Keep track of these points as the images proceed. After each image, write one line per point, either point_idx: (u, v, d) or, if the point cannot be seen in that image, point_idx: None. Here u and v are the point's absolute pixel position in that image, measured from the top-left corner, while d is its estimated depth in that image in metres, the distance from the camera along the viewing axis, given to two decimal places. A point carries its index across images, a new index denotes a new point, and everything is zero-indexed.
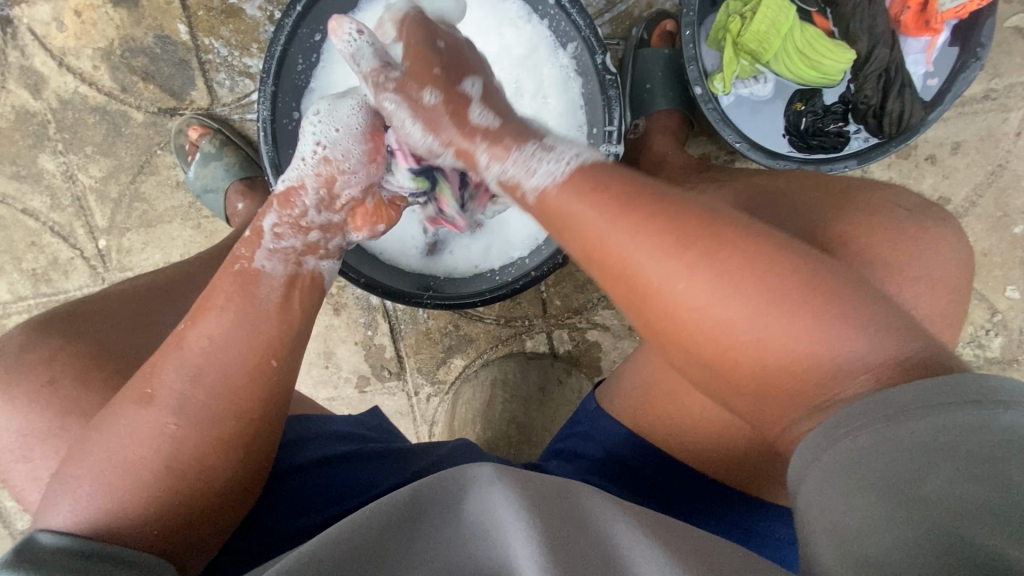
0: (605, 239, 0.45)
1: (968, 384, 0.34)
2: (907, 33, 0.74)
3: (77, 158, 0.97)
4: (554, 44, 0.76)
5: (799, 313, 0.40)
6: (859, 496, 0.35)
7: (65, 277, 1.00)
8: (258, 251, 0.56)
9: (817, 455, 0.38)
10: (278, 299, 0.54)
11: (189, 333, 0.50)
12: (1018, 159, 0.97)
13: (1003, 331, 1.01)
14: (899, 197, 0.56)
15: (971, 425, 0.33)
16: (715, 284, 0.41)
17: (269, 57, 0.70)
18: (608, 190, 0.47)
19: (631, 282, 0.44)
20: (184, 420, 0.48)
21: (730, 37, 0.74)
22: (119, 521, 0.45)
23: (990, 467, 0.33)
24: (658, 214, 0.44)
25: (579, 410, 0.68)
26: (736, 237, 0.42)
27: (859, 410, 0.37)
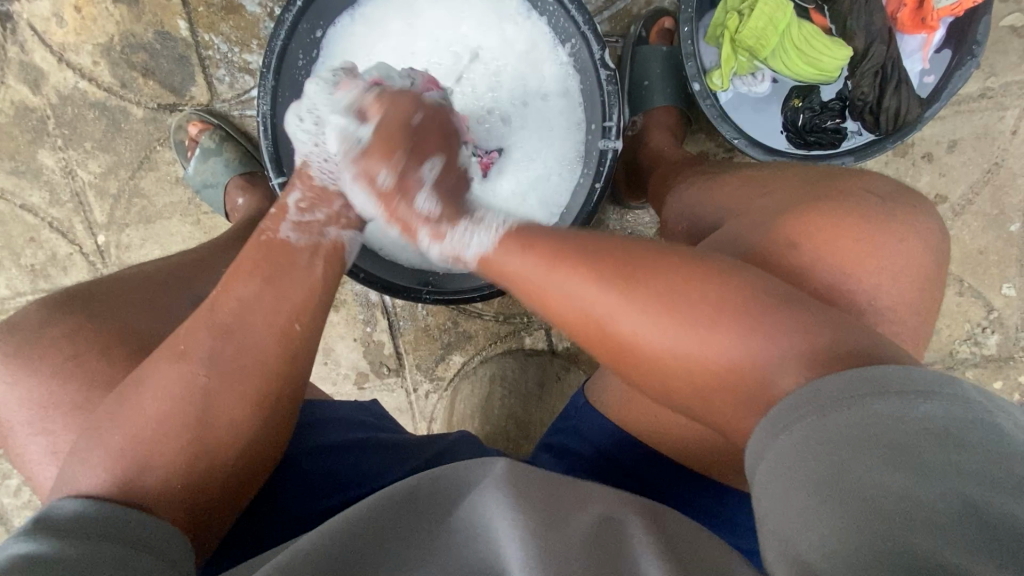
0: (538, 288, 0.49)
1: (899, 377, 0.37)
2: (903, 30, 0.74)
3: (77, 153, 0.97)
4: (553, 41, 0.76)
5: (721, 324, 0.43)
6: (795, 497, 0.36)
7: (64, 272, 1.00)
8: (282, 223, 0.57)
9: (761, 457, 0.40)
10: (308, 266, 0.55)
11: (220, 295, 0.51)
12: (1014, 157, 0.97)
13: (999, 328, 1.01)
14: (875, 184, 0.57)
15: (893, 415, 0.35)
16: (645, 310, 0.44)
17: (269, 52, 0.70)
18: (539, 244, 0.50)
19: (575, 324, 0.48)
20: (215, 374, 0.48)
21: (728, 34, 0.75)
22: (145, 475, 0.45)
23: (917, 456, 0.34)
24: (590, 252, 0.48)
25: (577, 404, 0.69)
26: (659, 260, 0.46)
27: (794, 404, 0.39)
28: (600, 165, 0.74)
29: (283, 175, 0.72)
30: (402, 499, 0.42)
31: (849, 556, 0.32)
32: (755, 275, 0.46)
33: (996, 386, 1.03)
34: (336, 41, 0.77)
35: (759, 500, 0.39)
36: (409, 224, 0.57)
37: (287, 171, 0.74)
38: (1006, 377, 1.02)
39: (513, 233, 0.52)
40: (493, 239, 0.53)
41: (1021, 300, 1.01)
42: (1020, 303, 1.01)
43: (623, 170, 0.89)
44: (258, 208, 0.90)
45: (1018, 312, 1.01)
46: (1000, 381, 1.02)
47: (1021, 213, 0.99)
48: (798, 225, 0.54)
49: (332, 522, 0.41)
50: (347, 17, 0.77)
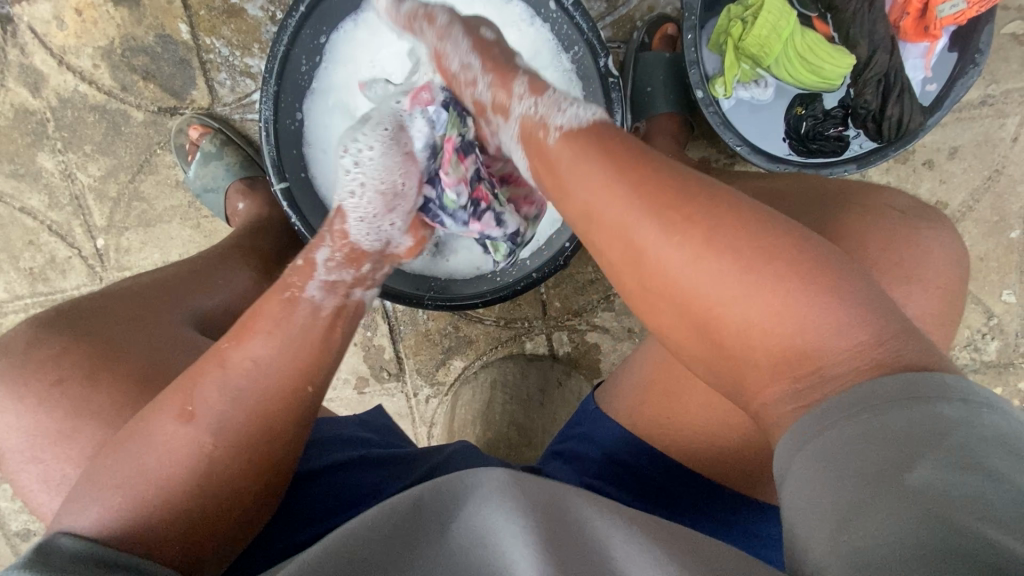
0: (594, 204, 0.48)
1: (952, 386, 0.36)
2: (906, 38, 0.74)
3: (76, 156, 0.97)
4: (556, 48, 0.76)
5: (783, 291, 0.40)
6: (844, 485, 0.34)
7: (63, 276, 0.99)
8: (310, 282, 0.55)
9: (800, 447, 0.38)
10: (319, 329, 0.53)
11: (233, 353, 0.49)
12: (1014, 164, 0.98)
13: (999, 334, 1.02)
14: (895, 200, 0.57)
15: (956, 417, 0.34)
16: (696, 250, 0.42)
17: (272, 57, 0.70)
18: (616, 162, 0.48)
19: (624, 258, 0.46)
20: (221, 440, 0.47)
21: (732, 42, 0.75)
22: (146, 536, 0.44)
23: (974, 455, 0.33)
24: (652, 175, 0.47)
25: (580, 412, 0.68)
26: (738, 213, 0.44)
27: (847, 398, 0.38)
28: None
29: (285, 181, 0.72)
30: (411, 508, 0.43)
31: (908, 539, 0.30)
32: (823, 241, 0.43)
33: (996, 392, 1.03)
34: (339, 47, 0.77)
35: (794, 499, 0.37)
36: (501, 97, 0.60)
37: (290, 176, 0.74)
38: (1005, 383, 1.02)
39: (598, 126, 0.53)
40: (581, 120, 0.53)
41: (1021, 307, 1.01)
42: (1020, 309, 1.01)
43: None
44: (259, 212, 0.90)
45: (1017, 318, 1.01)
46: (1000, 387, 1.03)
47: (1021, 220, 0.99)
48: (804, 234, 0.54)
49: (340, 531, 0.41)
50: (350, 23, 0.77)
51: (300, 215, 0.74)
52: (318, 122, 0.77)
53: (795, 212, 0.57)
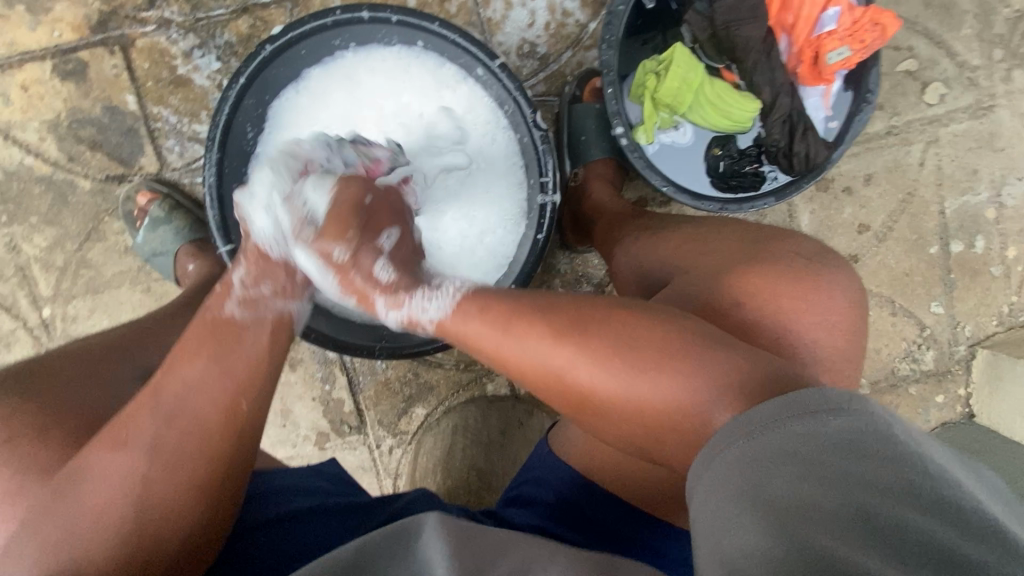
0: (500, 353, 0.50)
1: (818, 397, 0.39)
2: (804, 82, 0.82)
3: (21, 228, 0.96)
4: (491, 105, 0.81)
5: (668, 373, 0.46)
6: (722, 505, 0.38)
7: (7, 349, 0.97)
8: (228, 300, 0.56)
9: (699, 475, 0.41)
10: (264, 337, 0.55)
11: (165, 380, 0.51)
12: (924, 186, 1.06)
13: (933, 344, 1.08)
14: (801, 245, 0.60)
15: (813, 432, 0.38)
16: (590, 359, 0.47)
17: (214, 126, 0.72)
18: (491, 310, 0.52)
19: (537, 380, 0.50)
20: (153, 462, 0.47)
21: (648, 93, 0.81)
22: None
23: (825, 466, 0.36)
24: (537, 307, 0.51)
25: (534, 454, 0.68)
26: (609, 315, 0.49)
27: (727, 431, 0.42)
28: (541, 218, 0.78)
29: (231, 243, 0.74)
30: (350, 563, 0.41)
31: (770, 555, 0.34)
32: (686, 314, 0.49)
33: (939, 400, 1.08)
34: (281, 113, 0.80)
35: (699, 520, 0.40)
36: (365, 292, 0.58)
37: (235, 238, 0.75)
38: (945, 390, 1.08)
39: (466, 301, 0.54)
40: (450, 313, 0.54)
41: (948, 317, 1.07)
42: (949, 319, 1.08)
43: (568, 217, 0.93)
44: (210, 273, 0.90)
45: (947, 328, 1.08)
46: (941, 395, 1.08)
47: (937, 237, 1.07)
48: (732, 271, 0.57)
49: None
50: (292, 90, 0.80)
51: None
52: None
53: (726, 255, 0.60)
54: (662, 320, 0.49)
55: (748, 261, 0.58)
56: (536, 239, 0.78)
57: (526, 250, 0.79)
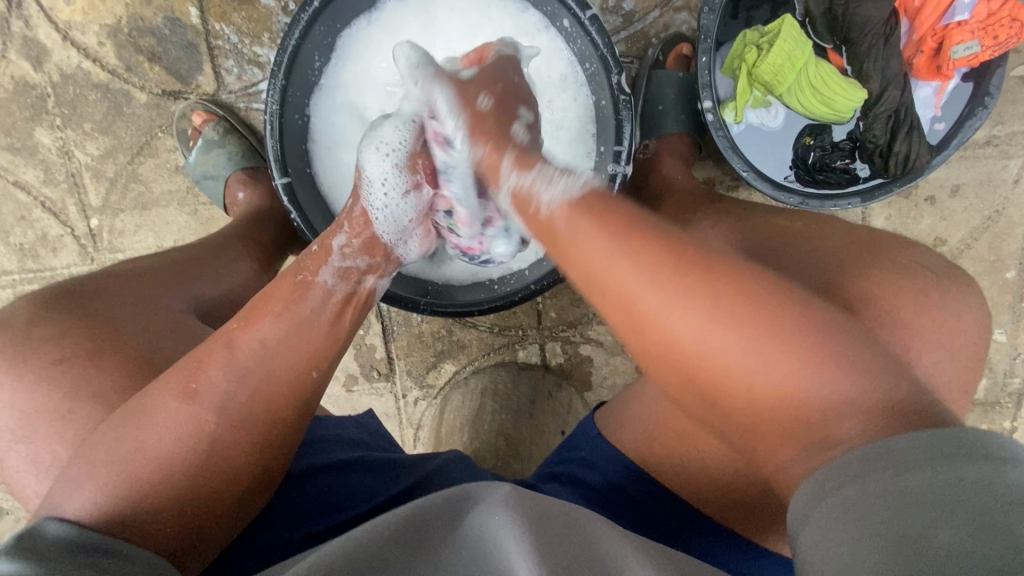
0: (595, 266, 0.46)
1: (982, 445, 0.34)
2: (918, 75, 0.75)
3: (75, 134, 0.95)
4: (570, 61, 0.76)
5: (802, 361, 0.40)
6: (853, 543, 0.33)
7: (54, 253, 0.98)
8: (325, 268, 0.57)
9: (823, 508, 0.37)
10: (331, 313, 0.54)
11: (239, 334, 0.50)
12: (1014, 206, 0.98)
13: (988, 372, 1.02)
14: (921, 257, 0.56)
15: (977, 480, 0.32)
16: (708, 310, 0.42)
17: (282, 50, 0.69)
18: (607, 216, 0.47)
19: (637, 331, 0.45)
20: (227, 420, 0.47)
21: (746, 67, 0.75)
22: (136, 515, 0.43)
23: (992, 519, 0.30)
24: (649, 233, 0.45)
25: (577, 432, 0.66)
26: (743, 275, 0.43)
27: (861, 464, 0.37)
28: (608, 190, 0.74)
29: (287, 175, 0.72)
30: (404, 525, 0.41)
31: None
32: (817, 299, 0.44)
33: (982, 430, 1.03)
34: (350, 44, 0.76)
35: (810, 558, 0.36)
36: (500, 143, 0.57)
37: (292, 171, 0.73)
38: (990, 421, 1.03)
39: (589, 194, 0.50)
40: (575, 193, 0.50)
41: (1011, 347, 1.01)
42: (1011, 349, 1.01)
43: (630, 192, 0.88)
44: (259, 204, 0.89)
45: (1008, 358, 1.01)
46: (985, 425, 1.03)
47: (1017, 262, 0.99)
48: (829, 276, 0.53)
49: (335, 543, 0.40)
50: (363, 21, 0.76)
51: (300, 210, 0.73)
52: (323, 119, 0.77)
53: (819, 257, 0.56)
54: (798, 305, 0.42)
55: (847, 269, 0.53)
56: None
57: None
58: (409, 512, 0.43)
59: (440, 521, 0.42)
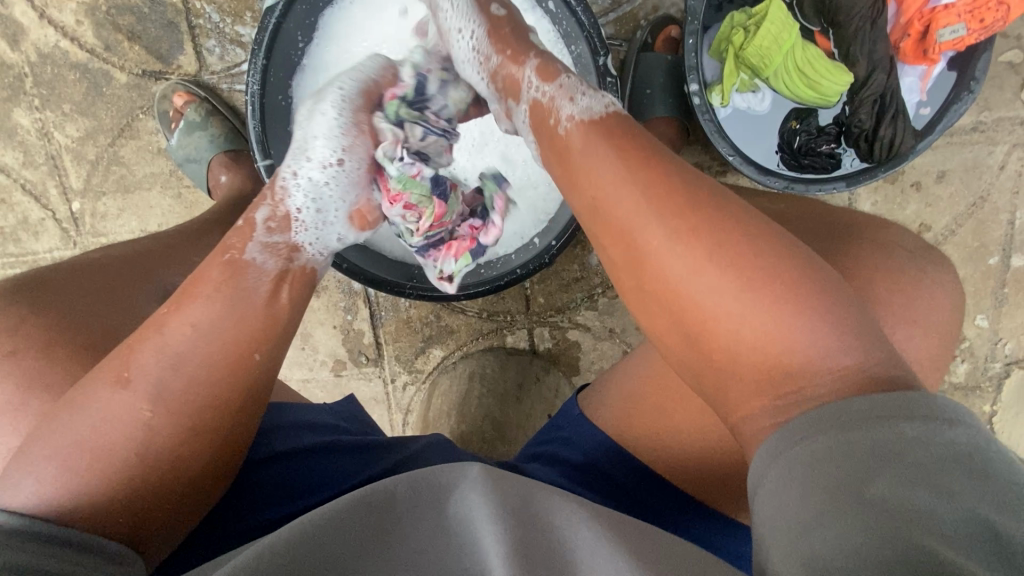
0: (601, 198, 0.45)
1: (918, 402, 0.36)
2: (905, 60, 0.75)
3: (54, 115, 0.93)
4: (556, 41, 0.74)
5: (780, 300, 0.40)
6: (801, 497, 0.34)
7: (35, 238, 0.96)
8: (251, 243, 0.53)
9: (769, 465, 0.37)
10: (267, 294, 0.52)
11: (171, 319, 0.48)
12: (999, 191, 0.99)
13: (970, 357, 1.03)
14: (897, 236, 0.56)
15: (913, 436, 0.34)
16: (705, 260, 0.41)
17: (262, 30, 0.68)
18: (624, 141, 0.46)
19: (637, 271, 0.44)
20: (161, 408, 0.46)
21: (732, 50, 0.75)
22: (80, 502, 0.44)
23: (932, 472, 0.32)
24: (677, 182, 0.44)
25: (562, 413, 0.67)
26: (748, 228, 0.42)
27: (815, 418, 0.38)
28: None
29: (269, 157, 0.71)
30: (378, 505, 0.42)
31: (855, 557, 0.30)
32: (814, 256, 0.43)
33: None
34: (332, 23, 0.75)
35: (764, 516, 0.36)
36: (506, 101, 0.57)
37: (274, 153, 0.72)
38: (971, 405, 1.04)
39: (610, 118, 0.49)
40: (595, 114, 0.49)
41: (992, 331, 1.02)
42: (993, 334, 1.02)
43: None
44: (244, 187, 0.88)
45: (989, 342, 1.02)
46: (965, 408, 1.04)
47: (1000, 248, 1.00)
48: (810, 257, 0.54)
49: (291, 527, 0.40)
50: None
51: None
52: None
53: (801, 240, 0.56)
54: (793, 257, 0.42)
55: (827, 249, 0.54)
56: None
57: None
58: (382, 494, 0.44)
59: (411, 496, 0.43)
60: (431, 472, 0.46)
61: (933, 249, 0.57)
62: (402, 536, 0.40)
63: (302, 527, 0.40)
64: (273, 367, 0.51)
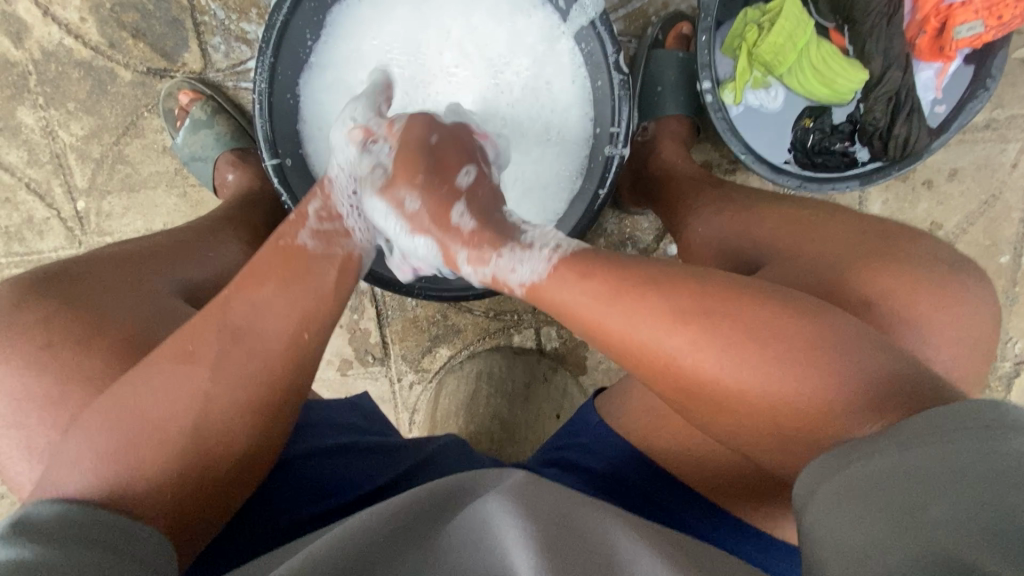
0: (608, 325, 0.46)
1: (979, 416, 0.34)
2: (920, 58, 0.74)
3: (58, 113, 0.92)
4: (568, 38, 0.73)
5: (801, 369, 0.41)
6: (858, 513, 0.33)
7: (40, 237, 0.96)
8: (303, 230, 0.56)
9: (824, 484, 0.37)
10: (327, 268, 0.55)
11: (235, 298, 0.50)
12: (1011, 190, 0.98)
13: None
14: (916, 237, 0.55)
15: (974, 449, 0.32)
16: (726, 352, 0.42)
17: (269, 26, 0.67)
18: (596, 273, 0.48)
19: (639, 362, 0.46)
20: (220, 379, 0.47)
21: (746, 47, 0.74)
22: (136, 481, 0.43)
23: (994, 483, 0.30)
24: (662, 276, 0.47)
25: (575, 415, 0.66)
26: (745, 297, 0.45)
27: (864, 444, 0.38)
28: (604, 173, 0.73)
29: (277, 157, 0.70)
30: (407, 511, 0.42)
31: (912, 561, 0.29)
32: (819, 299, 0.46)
33: None
34: (341, 21, 0.74)
35: (818, 524, 0.35)
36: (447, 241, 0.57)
37: (282, 153, 0.71)
38: None
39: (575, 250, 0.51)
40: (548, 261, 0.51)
41: (1002, 331, 1.01)
42: (1002, 334, 1.01)
43: (627, 175, 0.87)
44: (250, 186, 0.87)
45: (998, 342, 1.02)
46: None
47: (1012, 246, 0.99)
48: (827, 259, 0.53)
49: (325, 538, 0.40)
50: None
51: (290, 193, 0.71)
52: (314, 100, 0.75)
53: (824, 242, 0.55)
54: (794, 310, 0.44)
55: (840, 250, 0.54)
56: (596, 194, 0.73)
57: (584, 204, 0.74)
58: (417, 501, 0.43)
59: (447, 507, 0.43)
60: (460, 483, 0.46)
61: (954, 253, 0.56)
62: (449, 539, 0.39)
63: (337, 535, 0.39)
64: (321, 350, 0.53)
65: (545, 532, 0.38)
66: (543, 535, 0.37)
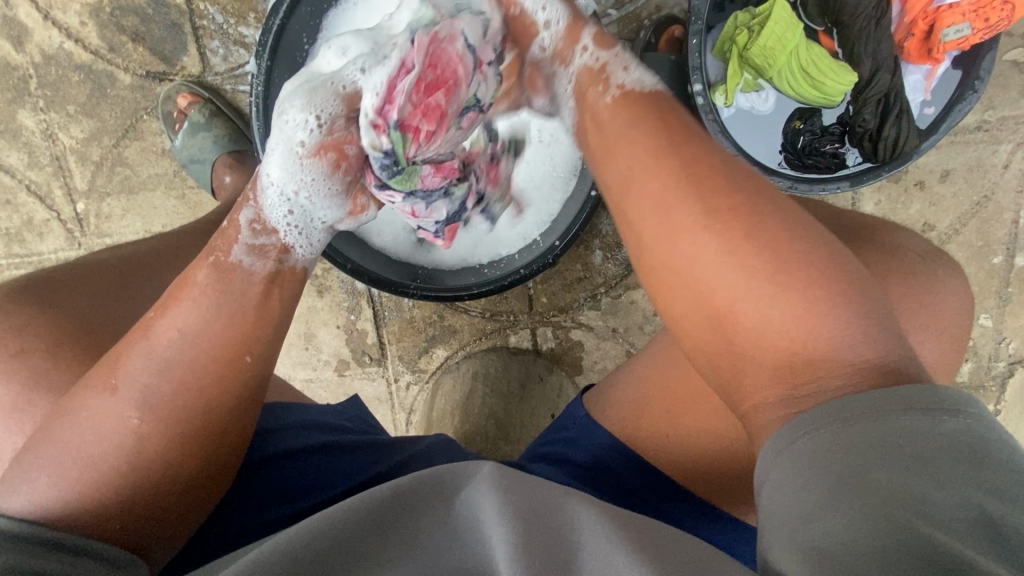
0: (665, 197, 0.44)
1: (927, 394, 0.35)
2: (909, 59, 0.75)
3: (58, 116, 0.93)
4: None
5: (825, 300, 0.39)
6: (805, 491, 0.34)
7: (40, 239, 0.97)
8: (234, 245, 0.52)
9: (776, 459, 0.37)
10: (255, 294, 0.51)
11: (158, 323, 0.48)
12: (1003, 191, 0.98)
13: (973, 356, 1.03)
14: (900, 235, 0.56)
15: (921, 428, 0.34)
16: (753, 257, 0.40)
17: (266, 31, 0.68)
18: (681, 144, 0.46)
19: (663, 260, 0.44)
20: (148, 412, 0.46)
21: (736, 50, 0.75)
22: (73, 509, 0.45)
23: (939, 465, 0.32)
24: (728, 175, 0.44)
25: (567, 413, 0.67)
26: (796, 227, 0.42)
27: (826, 409, 0.37)
28: None
29: None
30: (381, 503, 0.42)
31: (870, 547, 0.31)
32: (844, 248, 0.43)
33: None
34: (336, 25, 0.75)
35: (767, 498, 0.36)
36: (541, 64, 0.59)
37: None
38: None
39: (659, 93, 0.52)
40: (646, 85, 0.52)
41: (996, 331, 1.02)
42: (996, 334, 1.02)
43: None
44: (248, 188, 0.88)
45: (992, 342, 1.02)
46: None
47: (1004, 247, 1.00)
48: None
49: (298, 526, 0.41)
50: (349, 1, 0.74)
51: None
52: None
53: None
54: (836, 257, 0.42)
55: None
56: (589, 194, 0.76)
57: (579, 203, 0.77)
58: (388, 492, 0.44)
59: (417, 496, 0.43)
60: (439, 471, 0.47)
61: (938, 252, 0.57)
62: (421, 530, 0.40)
63: (313, 526, 0.40)
64: (269, 362, 0.51)
65: (515, 522, 0.38)
66: (516, 528, 0.38)
